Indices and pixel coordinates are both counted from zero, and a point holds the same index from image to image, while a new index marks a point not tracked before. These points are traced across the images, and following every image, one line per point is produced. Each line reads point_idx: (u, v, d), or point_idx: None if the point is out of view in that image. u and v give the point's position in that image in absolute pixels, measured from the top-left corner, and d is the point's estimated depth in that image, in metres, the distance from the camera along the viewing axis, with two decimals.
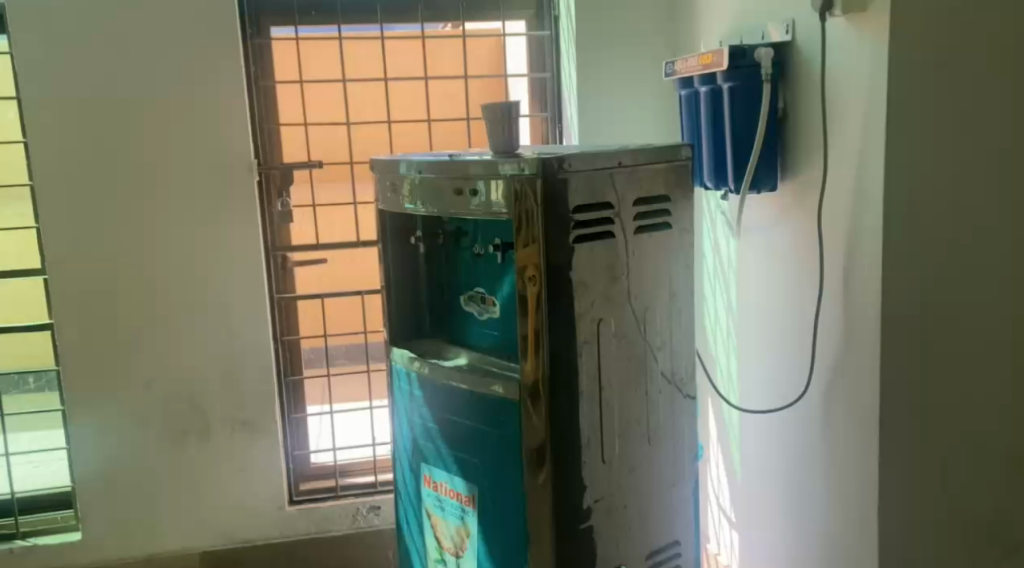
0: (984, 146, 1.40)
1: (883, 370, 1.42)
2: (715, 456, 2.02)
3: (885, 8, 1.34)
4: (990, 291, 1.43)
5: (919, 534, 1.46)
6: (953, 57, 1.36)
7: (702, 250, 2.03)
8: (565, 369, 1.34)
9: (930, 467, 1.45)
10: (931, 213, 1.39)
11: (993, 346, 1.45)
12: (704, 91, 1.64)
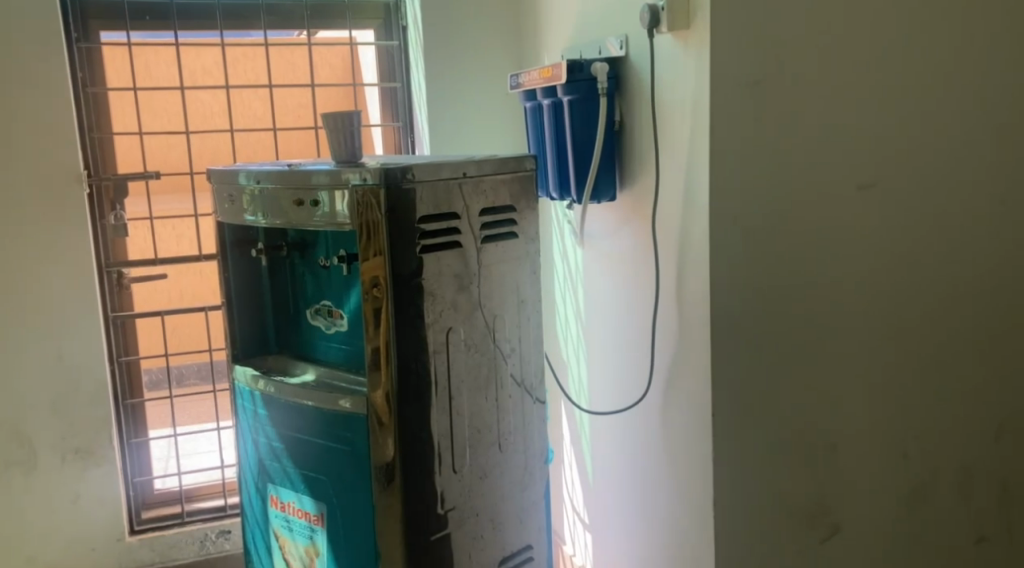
0: (799, 157, 1.49)
1: (715, 370, 1.49)
2: (568, 458, 2.05)
3: (705, 27, 1.41)
4: (806, 293, 1.53)
5: (748, 522, 1.55)
6: (768, 74, 1.45)
7: (551, 256, 2.07)
8: (414, 381, 1.34)
9: (756, 461, 1.54)
10: (753, 222, 1.48)
11: (810, 345, 1.55)
12: (547, 103, 1.67)
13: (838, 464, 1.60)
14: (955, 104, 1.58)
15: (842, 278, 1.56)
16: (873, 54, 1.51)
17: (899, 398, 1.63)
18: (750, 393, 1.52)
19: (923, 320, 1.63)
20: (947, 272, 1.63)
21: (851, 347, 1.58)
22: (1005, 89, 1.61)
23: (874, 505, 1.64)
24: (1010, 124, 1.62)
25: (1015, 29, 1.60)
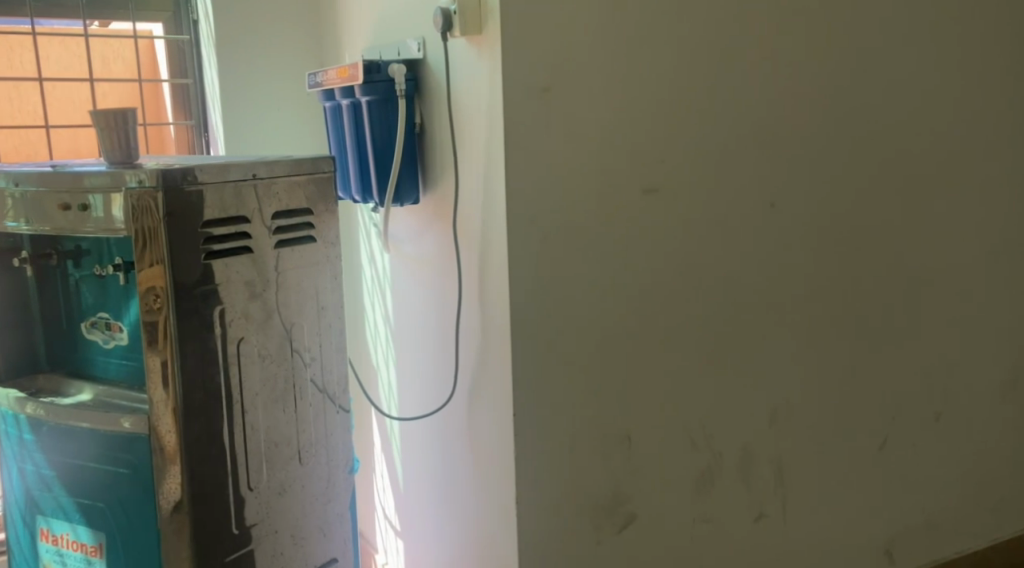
0: (587, 162, 1.55)
1: (514, 371, 1.52)
2: (379, 466, 2.01)
3: (495, 34, 1.44)
4: (597, 292, 1.60)
5: (549, 516, 1.60)
6: (556, 81, 1.49)
7: (357, 260, 2.02)
8: (202, 395, 1.27)
9: (555, 456, 1.59)
10: (546, 225, 1.52)
11: (603, 341, 1.62)
12: (345, 104, 1.63)
13: (631, 455, 1.68)
14: (728, 112, 1.69)
15: (632, 277, 1.63)
16: (652, 64, 1.59)
17: (686, 389, 1.73)
18: (547, 390, 1.57)
19: (707, 313, 1.73)
20: (726, 269, 1.74)
21: (641, 341, 1.66)
22: (771, 99, 1.74)
23: (665, 491, 1.74)
24: (777, 130, 1.76)
25: (780, 42, 1.73)
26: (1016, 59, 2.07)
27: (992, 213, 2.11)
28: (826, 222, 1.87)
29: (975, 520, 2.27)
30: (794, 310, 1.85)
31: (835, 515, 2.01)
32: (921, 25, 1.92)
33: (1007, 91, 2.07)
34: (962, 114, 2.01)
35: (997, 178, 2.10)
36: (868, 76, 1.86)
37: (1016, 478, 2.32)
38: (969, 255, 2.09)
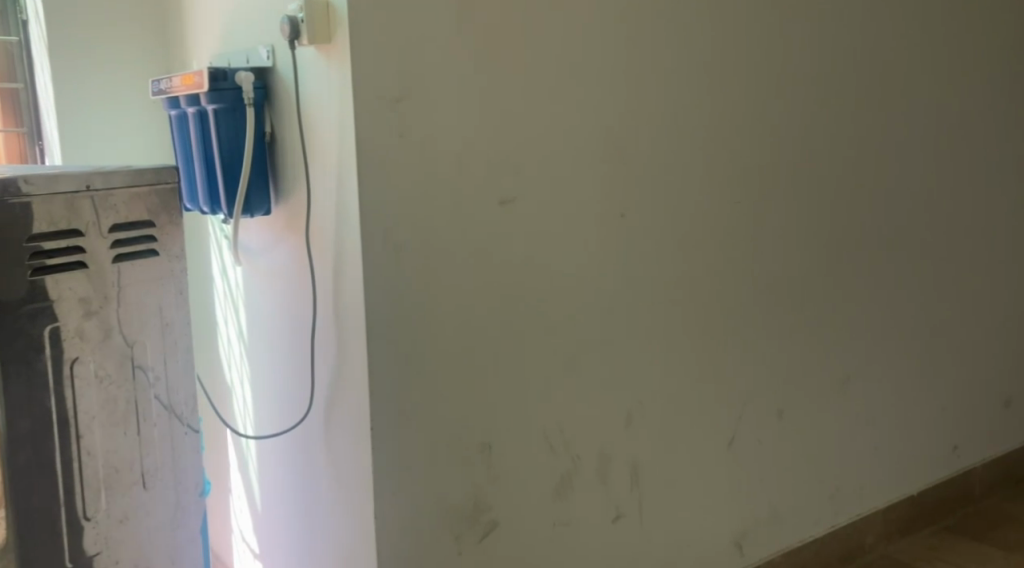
0: (441, 173, 1.55)
1: (370, 384, 1.51)
2: (235, 488, 1.93)
3: (344, 44, 1.43)
4: (454, 303, 1.60)
5: (409, 528, 1.59)
6: (407, 92, 1.49)
7: (208, 273, 1.95)
8: (28, 421, 1.22)
9: (413, 467, 1.58)
10: (401, 236, 1.51)
11: (460, 352, 1.62)
12: (191, 112, 1.57)
13: (491, 464, 1.69)
14: (580, 125, 1.73)
15: (490, 286, 1.65)
16: (504, 77, 1.61)
17: (545, 396, 1.76)
18: (405, 402, 1.56)
19: (564, 321, 1.77)
20: (581, 277, 1.78)
21: (498, 350, 1.67)
22: (621, 112, 1.79)
23: (525, 497, 1.75)
24: (628, 142, 1.82)
25: (629, 57, 1.79)
26: (837, 78, 2.24)
27: (820, 221, 2.26)
28: (675, 230, 1.94)
29: (812, 508, 2.42)
30: (647, 316, 1.92)
31: (690, 513, 2.09)
32: (757, 43, 2.03)
33: (830, 106, 2.23)
34: (793, 128, 2.15)
35: (823, 186, 2.25)
36: (711, 90, 1.95)
37: (845, 467, 2.51)
38: (803, 260, 2.23)
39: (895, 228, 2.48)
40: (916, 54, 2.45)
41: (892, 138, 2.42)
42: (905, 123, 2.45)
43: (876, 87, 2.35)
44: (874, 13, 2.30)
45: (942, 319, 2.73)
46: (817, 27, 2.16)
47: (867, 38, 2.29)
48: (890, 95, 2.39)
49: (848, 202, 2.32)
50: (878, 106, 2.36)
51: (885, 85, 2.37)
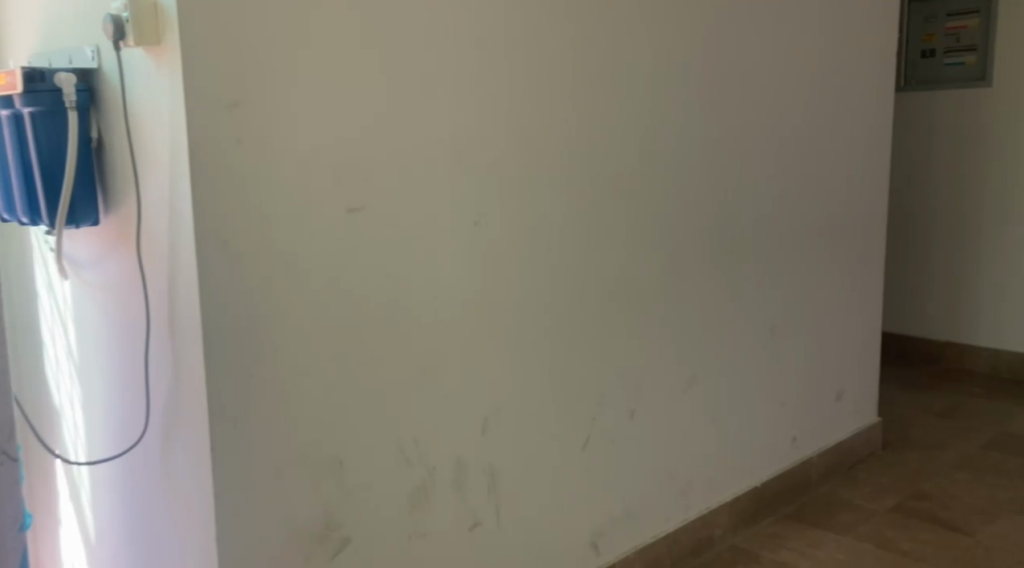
0: (286, 181, 1.50)
1: (210, 400, 1.45)
2: (64, 519, 1.81)
3: (175, 46, 1.37)
4: (303, 315, 1.56)
5: (256, 549, 1.53)
6: (248, 98, 1.44)
7: (32, 289, 1.81)
8: None
9: (260, 485, 1.53)
10: (243, 247, 1.46)
11: (310, 366, 1.58)
12: (4, 115, 1.47)
13: (343, 479, 1.65)
14: (429, 133, 1.72)
15: (341, 296, 1.61)
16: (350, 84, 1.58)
17: (399, 408, 1.73)
18: (250, 419, 1.50)
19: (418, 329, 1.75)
20: (434, 285, 1.77)
21: (349, 362, 1.64)
22: (470, 120, 1.79)
23: (379, 511, 1.72)
24: (480, 149, 1.82)
25: (480, 64, 1.80)
26: (682, 88, 2.32)
27: (667, 227, 2.33)
28: (530, 237, 1.96)
29: (662, 505, 2.50)
30: (502, 322, 1.92)
31: (547, 517, 2.10)
32: (605, 52, 2.07)
33: (677, 115, 2.31)
34: (642, 135, 2.21)
35: (672, 192, 2.32)
36: (562, 98, 1.98)
37: (692, 463, 2.61)
38: (653, 263, 2.30)
39: (736, 232, 2.59)
40: (754, 66, 2.57)
41: (732, 146, 2.53)
42: (745, 131, 2.57)
43: (718, 98, 2.45)
44: (716, 25, 2.40)
45: (780, 319, 2.88)
46: (661, 40, 2.23)
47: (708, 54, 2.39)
48: (730, 105, 2.50)
49: (692, 208, 2.41)
50: (719, 115, 2.46)
51: (726, 96, 2.48)
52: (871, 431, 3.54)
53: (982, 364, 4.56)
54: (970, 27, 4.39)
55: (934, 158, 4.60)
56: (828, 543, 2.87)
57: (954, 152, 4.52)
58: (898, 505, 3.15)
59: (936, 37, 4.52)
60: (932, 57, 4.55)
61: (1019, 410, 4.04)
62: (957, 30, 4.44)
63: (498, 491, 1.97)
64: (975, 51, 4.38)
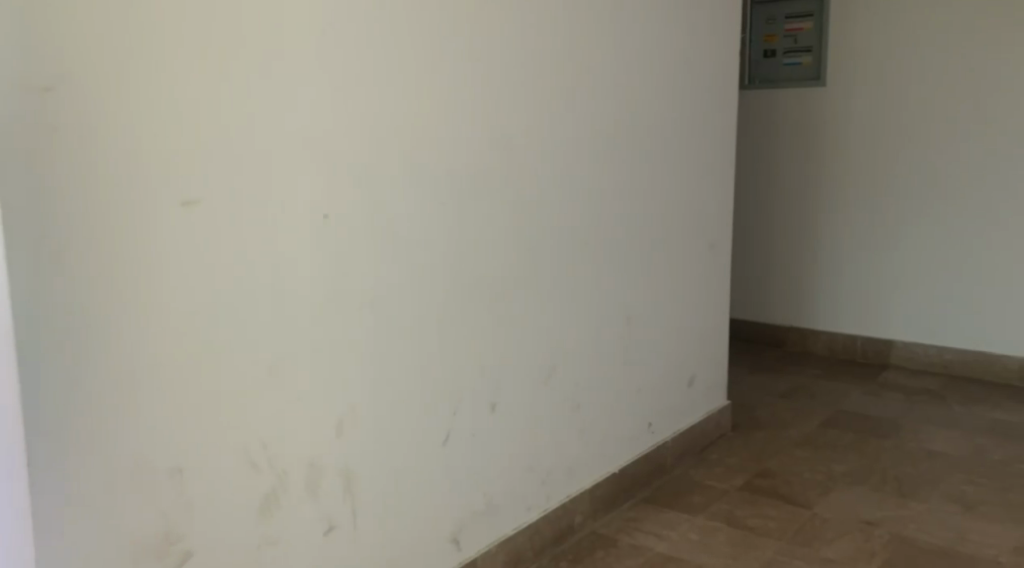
0: (113, 167, 1.53)
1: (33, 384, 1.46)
2: None
3: None
4: (142, 306, 1.59)
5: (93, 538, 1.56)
6: (66, 84, 1.46)
7: None
8: None
9: (97, 476, 1.56)
10: (65, 231, 1.48)
11: (149, 356, 1.62)
12: None
13: (189, 481, 1.70)
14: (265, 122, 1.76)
15: (184, 290, 1.65)
16: (177, 71, 1.61)
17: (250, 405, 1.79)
18: (82, 404, 1.53)
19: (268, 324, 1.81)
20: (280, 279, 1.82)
21: (193, 357, 1.68)
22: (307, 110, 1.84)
23: (228, 517, 1.77)
24: (324, 145, 1.88)
25: (315, 54, 1.84)
26: (519, 80, 2.40)
27: (512, 222, 2.42)
28: (377, 233, 2.02)
29: (516, 489, 2.57)
30: (351, 316, 1.98)
31: (401, 512, 2.17)
32: (443, 49, 2.15)
33: (515, 110, 2.39)
34: (486, 130, 2.30)
35: (516, 189, 2.42)
36: (402, 94, 2.05)
37: (544, 448, 2.67)
38: (497, 258, 2.39)
39: (578, 224, 2.69)
40: (592, 62, 2.66)
41: (572, 142, 2.62)
42: (584, 127, 2.67)
43: (556, 90, 2.53)
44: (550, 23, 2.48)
45: (627, 309, 2.99)
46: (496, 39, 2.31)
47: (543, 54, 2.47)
48: (567, 98, 2.58)
49: (535, 205, 2.50)
50: (557, 112, 2.55)
51: (562, 89, 2.56)
52: (721, 413, 3.68)
53: (821, 346, 4.81)
54: (806, 29, 4.61)
55: (774, 151, 4.81)
56: (682, 524, 2.96)
57: (790, 146, 4.75)
58: (747, 483, 3.28)
59: (775, 38, 4.72)
60: (772, 57, 4.76)
61: (852, 389, 4.29)
62: (794, 31, 4.66)
63: (356, 489, 2.04)
64: (811, 51, 4.62)
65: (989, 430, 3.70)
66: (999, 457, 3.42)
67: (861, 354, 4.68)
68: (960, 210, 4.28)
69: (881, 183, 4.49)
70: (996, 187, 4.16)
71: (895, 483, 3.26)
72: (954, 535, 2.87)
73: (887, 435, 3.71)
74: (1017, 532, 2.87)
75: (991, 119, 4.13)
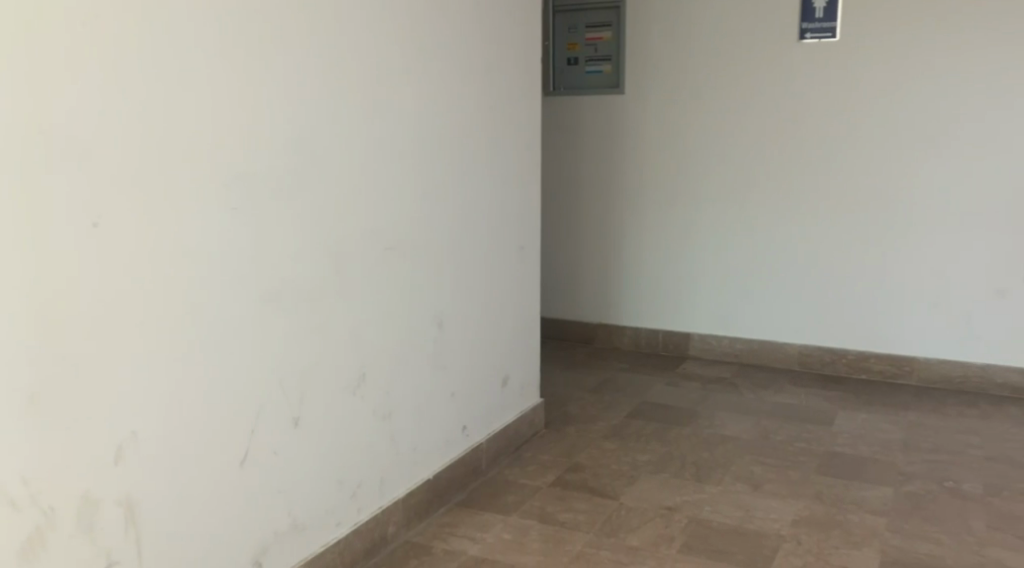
0: None
1: None
2: None
3: None
4: None
5: None
6: None
7: None
8: None
9: None
10: None
11: None
12: None
13: None
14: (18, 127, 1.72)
15: None
16: None
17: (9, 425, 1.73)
18: None
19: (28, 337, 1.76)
20: (35, 285, 1.76)
21: None
22: (70, 115, 1.80)
23: None
24: (88, 145, 1.83)
25: (79, 55, 1.80)
26: (311, 86, 2.39)
27: (307, 232, 2.41)
28: (156, 240, 1.98)
29: (322, 502, 2.54)
30: (128, 332, 1.93)
31: (192, 536, 2.13)
32: (225, 51, 2.13)
33: (306, 121, 2.39)
34: (277, 135, 2.29)
35: (309, 198, 2.41)
36: (180, 94, 2.02)
37: (352, 458, 2.65)
38: (292, 271, 2.37)
39: (378, 231, 2.69)
40: (387, 72, 2.69)
41: (368, 150, 2.62)
42: (382, 138, 2.68)
43: (351, 98, 2.54)
44: (342, 34, 2.49)
45: (436, 315, 3.02)
46: (281, 50, 2.29)
47: (334, 65, 2.47)
48: (363, 106, 2.60)
49: (330, 216, 2.49)
50: (351, 124, 2.55)
51: (358, 98, 2.57)
52: (534, 412, 3.77)
53: (628, 341, 5.03)
54: (605, 38, 4.82)
55: (579, 155, 4.99)
56: (495, 524, 3.02)
57: (592, 149, 4.94)
58: (558, 479, 3.38)
59: (577, 46, 4.90)
60: (575, 64, 4.93)
61: (657, 380, 4.51)
62: (594, 40, 4.86)
63: (135, 517, 1.98)
64: (610, 60, 4.82)
65: (776, 413, 3.99)
66: (783, 438, 3.71)
67: (663, 347, 4.93)
68: (745, 208, 4.60)
69: (673, 184, 4.77)
70: (774, 186, 4.51)
71: (692, 469, 3.45)
72: (743, 514, 3.08)
73: (686, 423, 3.93)
74: (797, 506, 3.12)
75: (768, 123, 4.47)
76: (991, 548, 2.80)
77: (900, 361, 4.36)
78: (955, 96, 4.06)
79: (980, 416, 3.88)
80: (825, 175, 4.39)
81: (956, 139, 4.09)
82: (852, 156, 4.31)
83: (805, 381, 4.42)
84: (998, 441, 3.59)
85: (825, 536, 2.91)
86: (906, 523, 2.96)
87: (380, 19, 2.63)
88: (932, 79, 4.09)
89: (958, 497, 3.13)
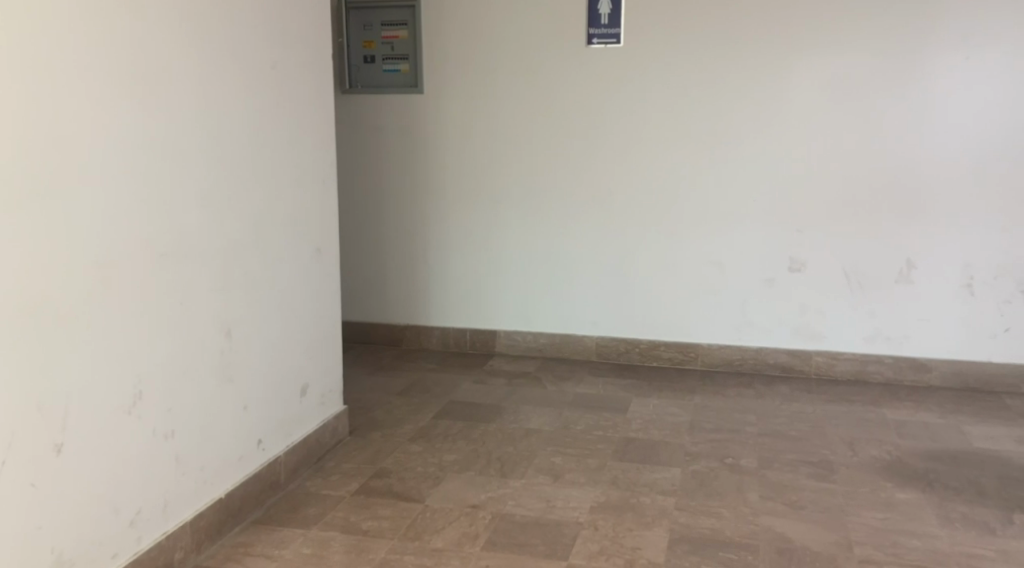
0: None
1: None
2: None
3: None
4: None
5: None
6: None
7: None
8: None
9: None
10: None
11: None
12: None
13: None
14: None
15: None
16: None
17: None
18: None
19: None
20: None
21: None
22: None
23: None
24: None
25: None
26: (63, 85, 2.23)
27: (62, 245, 2.25)
28: None
29: (93, 533, 2.37)
30: None
31: None
32: None
33: (57, 124, 2.22)
34: (24, 132, 2.14)
35: (65, 208, 2.25)
36: None
37: (128, 485, 2.48)
38: (43, 285, 2.20)
39: (152, 241, 2.52)
40: (158, 73, 2.53)
41: (136, 159, 2.46)
42: (154, 144, 2.52)
43: (113, 98, 2.37)
44: (99, 33, 2.33)
45: (224, 327, 2.87)
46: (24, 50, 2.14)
47: (91, 67, 2.31)
48: (127, 107, 2.43)
49: (94, 228, 2.33)
50: (114, 131, 2.38)
51: (122, 103, 2.41)
52: (336, 420, 3.67)
53: (436, 342, 5.01)
54: (401, 37, 4.76)
55: (378, 155, 4.92)
56: (294, 540, 2.91)
57: (392, 149, 4.89)
58: (362, 487, 3.31)
59: (374, 44, 4.82)
60: (371, 62, 4.84)
61: (463, 379, 4.52)
62: (390, 39, 4.79)
63: None
64: (407, 59, 4.78)
65: (578, 404, 4.10)
66: (581, 428, 3.80)
67: (470, 346, 4.96)
68: (541, 207, 4.70)
69: (470, 184, 4.79)
70: (568, 184, 4.63)
71: (497, 465, 3.48)
72: (544, 505, 3.13)
73: (490, 420, 3.96)
74: (594, 493, 3.21)
75: (559, 123, 4.59)
76: (764, 517, 2.99)
77: (686, 348, 4.59)
78: (728, 98, 4.32)
79: (757, 395, 4.15)
80: (615, 174, 4.55)
81: (728, 138, 4.36)
82: (639, 155, 4.50)
83: (602, 371, 4.57)
84: (771, 418, 3.85)
85: (620, 520, 3.00)
86: (693, 501, 3.11)
87: (148, 19, 2.49)
88: (708, 81, 4.33)
89: (737, 472, 3.32)
